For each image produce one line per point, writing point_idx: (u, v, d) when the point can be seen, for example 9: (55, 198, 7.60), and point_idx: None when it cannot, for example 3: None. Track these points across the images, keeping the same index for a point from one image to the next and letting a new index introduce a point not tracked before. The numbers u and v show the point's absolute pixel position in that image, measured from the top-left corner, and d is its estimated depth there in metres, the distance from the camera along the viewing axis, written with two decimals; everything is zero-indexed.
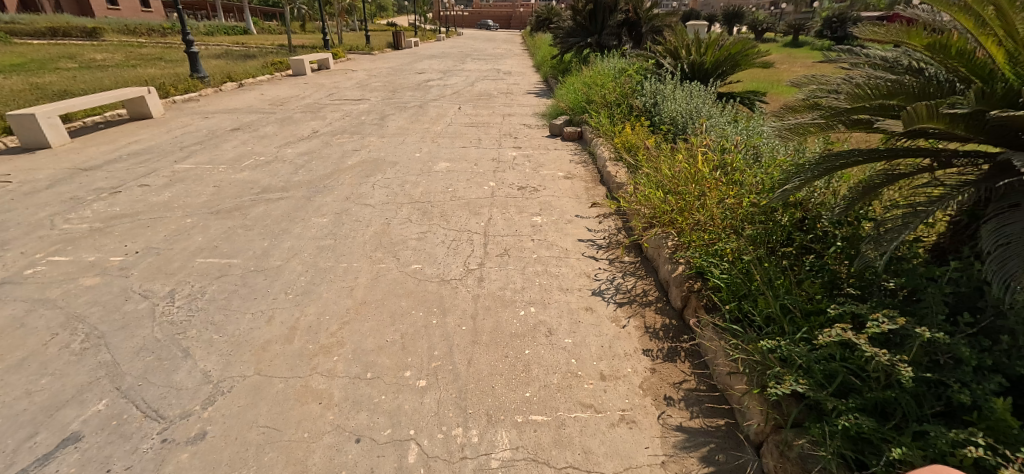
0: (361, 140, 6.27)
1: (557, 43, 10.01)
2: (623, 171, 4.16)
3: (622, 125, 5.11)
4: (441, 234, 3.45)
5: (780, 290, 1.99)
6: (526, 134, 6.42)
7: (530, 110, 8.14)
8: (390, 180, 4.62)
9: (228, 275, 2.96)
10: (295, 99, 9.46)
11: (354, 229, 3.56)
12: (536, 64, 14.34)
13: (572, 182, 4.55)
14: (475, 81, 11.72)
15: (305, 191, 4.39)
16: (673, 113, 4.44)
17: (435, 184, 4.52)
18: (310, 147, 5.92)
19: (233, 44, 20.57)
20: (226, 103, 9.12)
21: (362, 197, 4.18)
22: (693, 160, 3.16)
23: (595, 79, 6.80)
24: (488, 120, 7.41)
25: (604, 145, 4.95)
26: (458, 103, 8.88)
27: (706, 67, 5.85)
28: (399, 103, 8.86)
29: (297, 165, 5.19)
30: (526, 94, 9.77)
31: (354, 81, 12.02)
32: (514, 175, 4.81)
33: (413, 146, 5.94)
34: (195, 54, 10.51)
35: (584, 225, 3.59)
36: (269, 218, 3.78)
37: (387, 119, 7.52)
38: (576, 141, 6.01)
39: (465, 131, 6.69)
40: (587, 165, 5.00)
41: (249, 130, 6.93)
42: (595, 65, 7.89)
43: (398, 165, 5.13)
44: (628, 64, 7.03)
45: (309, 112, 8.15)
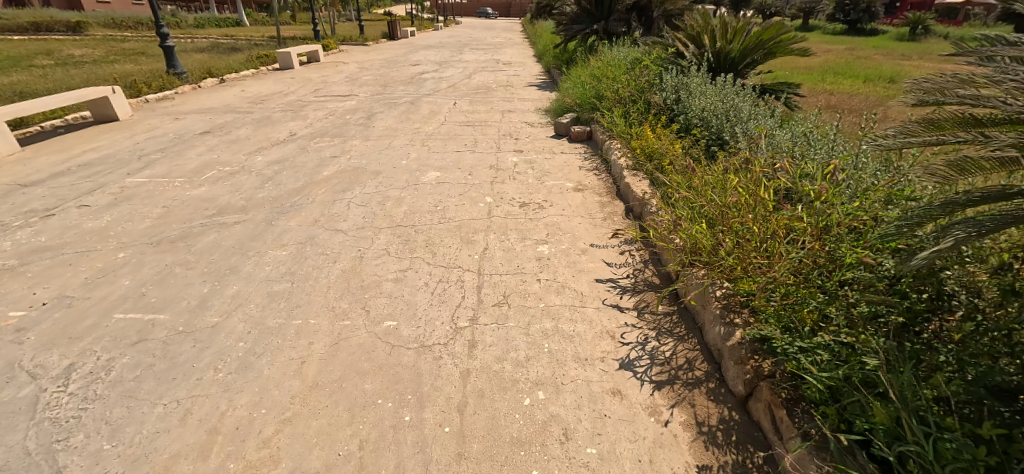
0: (343, 143, 5.57)
1: (561, 31, 9.20)
2: (646, 185, 3.48)
3: (642, 126, 4.41)
4: (424, 273, 2.77)
5: (922, 407, 1.31)
6: (528, 134, 5.70)
7: (532, 105, 7.41)
8: (368, 196, 3.92)
9: (146, 341, 2.29)
10: (277, 97, 8.73)
11: (318, 267, 2.88)
12: (537, 53, 13.57)
13: (584, 197, 3.85)
14: (473, 74, 10.93)
15: (267, 211, 3.71)
16: (704, 114, 3.75)
17: (422, 200, 3.82)
18: (285, 154, 5.22)
19: (222, 37, 19.72)
20: (202, 101, 8.42)
21: (334, 220, 3.50)
22: (744, 181, 2.48)
23: (605, 71, 6.05)
24: (486, 117, 6.67)
25: (619, 151, 4.26)
26: (454, 98, 8.16)
27: (733, 55, 5.11)
28: (389, 99, 8.14)
29: (265, 177, 4.50)
30: (528, 87, 8.98)
31: (344, 75, 11.23)
32: (515, 187, 4.10)
33: (400, 150, 5.23)
34: (171, 48, 9.75)
35: (602, 258, 2.92)
36: (217, 252, 3.10)
37: (375, 117, 6.81)
38: (585, 142, 5.30)
39: (460, 131, 5.98)
40: (600, 173, 4.30)
41: (220, 133, 6.24)
42: (605, 53, 7.10)
43: (381, 175, 4.44)
44: (642, 52, 6.26)
45: (290, 111, 7.42)
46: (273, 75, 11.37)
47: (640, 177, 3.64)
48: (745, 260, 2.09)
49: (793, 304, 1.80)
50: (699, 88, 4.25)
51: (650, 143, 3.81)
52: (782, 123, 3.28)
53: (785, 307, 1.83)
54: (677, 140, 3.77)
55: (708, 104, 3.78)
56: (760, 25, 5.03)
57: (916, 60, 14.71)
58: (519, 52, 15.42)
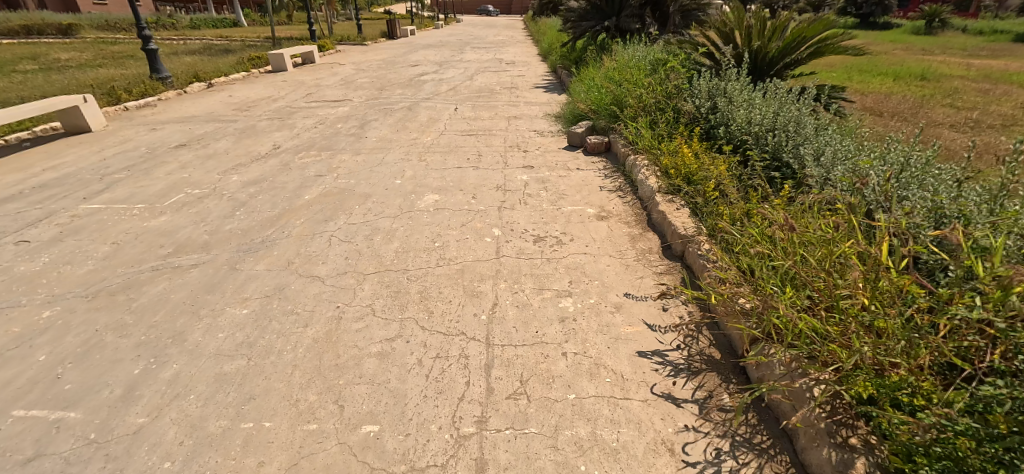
0: (330, 158, 4.94)
1: (568, 28, 8.54)
2: (687, 215, 2.91)
3: (673, 139, 3.83)
4: (416, 344, 2.17)
5: None
6: (537, 145, 5.08)
7: (540, 109, 6.78)
8: (354, 228, 3.31)
9: (42, 459, 1.71)
10: (265, 103, 8.12)
11: (283, 334, 2.28)
12: (542, 52, 12.93)
13: (610, 228, 3.22)
14: (474, 75, 10.28)
15: (232, 250, 3.11)
16: (757, 129, 3.12)
17: (418, 234, 3.20)
18: (264, 171, 4.61)
19: (216, 38, 19.10)
20: (184, 109, 7.83)
21: (310, 263, 2.89)
22: (844, 234, 1.86)
23: (621, 73, 5.43)
24: (491, 125, 6.02)
25: (647, 167, 3.68)
26: (454, 103, 7.54)
27: (772, 54, 4.45)
28: (385, 104, 7.53)
29: (237, 202, 3.89)
30: (534, 90, 8.33)
31: (338, 78, 10.59)
32: (528, 214, 3.47)
33: (394, 166, 4.60)
34: (153, 52, 9.13)
35: (641, 317, 2.31)
36: (162, 311, 2.51)
37: (368, 126, 6.20)
38: (603, 155, 4.67)
39: (462, 142, 5.36)
40: (625, 195, 3.69)
41: (197, 146, 5.65)
42: (620, 53, 6.46)
43: (370, 198, 3.83)
44: (662, 51, 5.63)
45: (277, 119, 6.80)
46: (263, 78, 10.74)
47: (676, 203, 3.08)
48: (855, 345, 1.53)
49: (948, 429, 1.24)
50: (740, 94, 3.66)
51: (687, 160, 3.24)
52: (865, 145, 2.64)
53: (934, 431, 1.27)
54: (718, 159, 3.20)
55: (755, 114, 3.20)
56: (803, 20, 4.38)
57: (940, 55, 13.96)
58: (522, 51, 14.77)
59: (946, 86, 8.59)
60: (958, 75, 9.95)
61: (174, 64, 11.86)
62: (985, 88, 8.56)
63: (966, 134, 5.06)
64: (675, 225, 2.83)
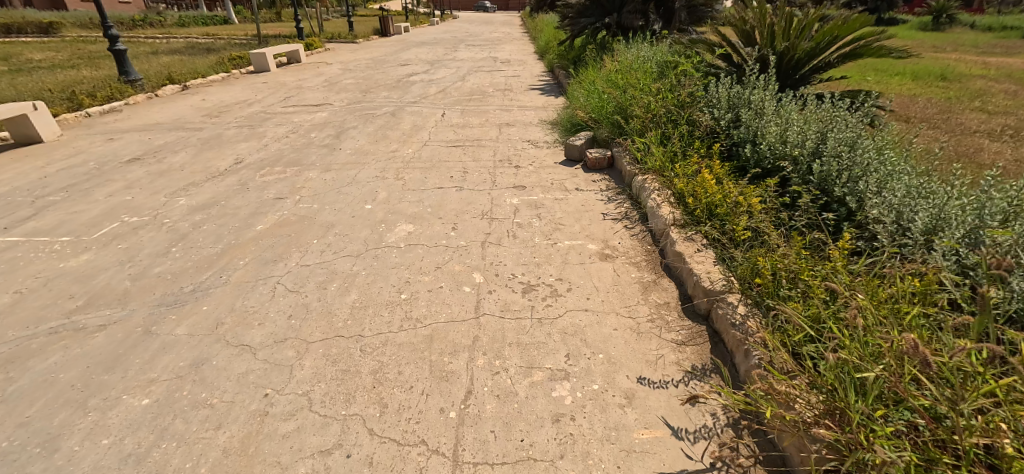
0: (296, 175, 4.35)
1: (566, 25, 7.93)
2: (713, 261, 2.37)
3: (689, 158, 3.29)
4: (358, 461, 1.60)
5: None
6: (531, 159, 4.50)
7: (535, 115, 6.19)
8: (305, 273, 2.73)
9: None
10: (239, 107, 7.51)
11: (184, 443, 1.71)
12: (538, 50, 12.32)
13: (617, 272, 2.65)
14: (466, 75, 9.66)
15: (153, 304, 2.54)
16: (797, 153, 2.56)
17: (382, 281, 2.62)
18: (219, 192, 4.03)
19: (202, 36, 18.43)
20: (151, 114, 7.23)
21: (243, 326, 2.32)
22: (968, 342, 1.30)
23: (625, 76, 4.86)
24: (480, 134, 5.42)
25: (660, 192, 3.14)
26: (442, 107, 6.93)
27: (799, 56, 3.86)
28: (367, 109, 6.93)
29: (176, 234, 3.31)
30: (529, 92, 7.71)
31: (322, 78, 9.97)
32: (518, 250, 2.88)
33: (367, 185, 4.00)
34: (122, 52, 8.51)
35: (659, 414, 1.75)
36: (41, 401, 1.95)
37: (345, 134, 5.60)
38: (605, 171, 4.11)
39: (446, 154, 4.77)
40: (633, 226, 3.13)
41: (152, 159, 5.07)
42: (622, 53, 5.87)
43: (332, 229, 3.25)
44: (669, 51, 5.06)
45: (247, 127, 6.20)
46: (243, 80, 10.11)
47: (698, 245, 2.53)
48: None
49: None
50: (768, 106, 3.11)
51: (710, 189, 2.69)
52: (945, 183, 2.09)
53: None
54: (747, 187, 2.66)
55: (792, 134, 2.66)
56: (834, 17, 3.80)
57: (953, 52, 13.38)
58: (518, 49, 14.15)
59: (969, 87, 8.01)
60: (979, 74, 9.37)
61: (150, 64, 11.23)
62: (1011, 89, 8.00)
63: (1012, 144, 4.49)
64: (700, 277, 2.29)
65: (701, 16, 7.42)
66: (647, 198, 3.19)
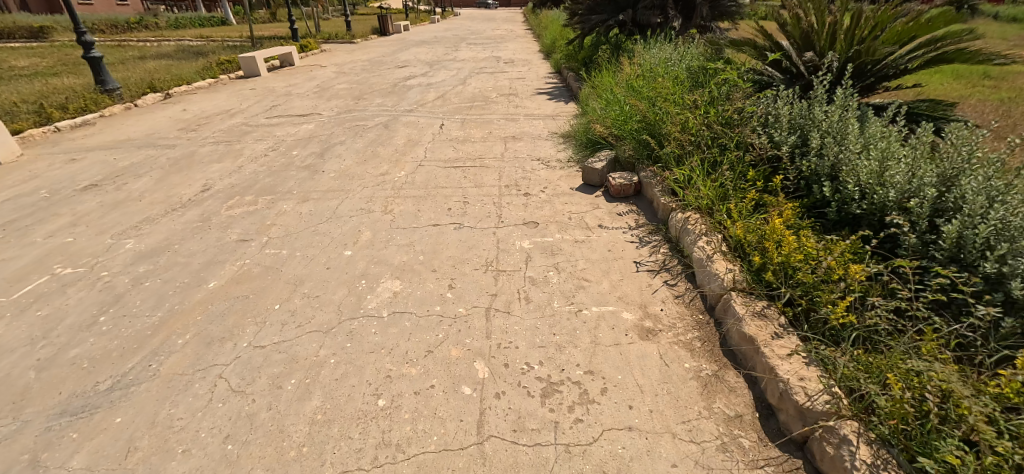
0: (268, 206, 3.72)
1: (576, 24, 7.25)
2: (802, 357, 1.73)
3: (743, 195, 2.65)
4: None
5: None
6: (542, 184, 3.85)
7: (544, 125, 5.53)
8: (257, 363, 2.10)
9: None
10: (220, 118, 6.89)
11: None
12: (544, 49, 11.65)
13: (664, 359, 2.01)
14: (467, 78, 8.97)
15: (56, 413, 1.93)
16: (910, 205, 1.90)
17: (355, 376, 1.98)
18: (175, 231, 3.41)
19: (196, 38, 17.81)
20: (124, 128, 6.62)
21: (162, 455, 1.70)
22: None
23: (649, 84, 4.18)
24: (483, 150, 4.75)
25: (710, 239, 2.49)
26: (441, 116, 6.29)
27: (869, 62, 3.16)
28: (358, 119, 6.29)
29: (111, 295, 2.70)
30: (536, 97, 7.02)
31: (314, 84, 9.34)
32: (532, 323, 2.24)
33: (348, 222, 3.36)
34: (97, 60, 7.91)
35: None
36: None
37: (330, 152, 4.97)
38: (631, 200, 3.46)
39: (444, 176, 4.13)
40: (677, 284, 2.48)
41: (111, 185, 4.46)
42: (642, 56, 5.19)
43: (299, 289, 2.61)
44: (698, 56, 4.39)
45: (224, 143, 5.58)
46: (230, 86, 9.47)
47: (774, 328, 1.89)
48: None
49: None
50: (846, 131, 2.46)
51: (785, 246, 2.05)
52: None
53: None
54: (838, 245, 2.01)
55: (895, 173, 2.02)
56: (914, 12, 3.10)
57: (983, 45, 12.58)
58: (522, 48, 13.46)
59: None
60: None
61: (135, 70, 10.62)
62: None
63: None
64: (790, 386, 1.63)
65: (724, 11, 6.80)
66: (692, 246, 2.54)
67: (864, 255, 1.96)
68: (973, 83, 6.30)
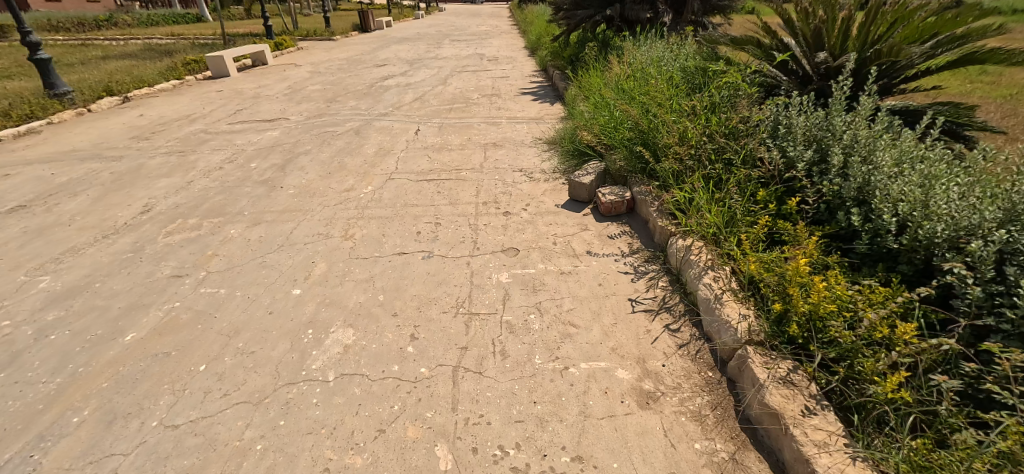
0: (212, 232, 3.26)
1: (561, 18, 6.84)
2: (846, 446, 1.37)
3: (754, 220, 2.30)
4: None
5: None
6: (524, 200, 3.45)
7: (528, 130, 5.13)
8: (165, 452, 1.68)
9: None
10: (178, 123, 6.37)
11: None
12: (529, 45, 11.22)
13: (669, 438, 1.63)
14: (447, 78, 8.51)
15: None
16: (968, 248, 1.57)
17: (283, 472, 1.57)
18: (100, 265, 2.95)
19: (166, 37, 17.01)
20: (70, 136, 6.07)
21: None
22: None
23: (640, 86, 3.81)
24: (461, 159, 4.32)
25: (717, 275, 2.14)
26: (417, 119, 5.85)
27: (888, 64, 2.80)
28: (327, 124, 5.82)
29: (5, 353, 2.24)
30: (520, 98, 6.60)
31: (285, 85, 8.82)
32: (508, 388, 1.84)
33: (301, 251, 2.92)
34: (45, 61, 7.33)
35: None
36: None
37: (292, 162, 4.52)
38: (623, 219, 3.08)
39: (415, 191, 3.70)
40: (681, 329, 2.11)
41: (40, 206, 3.97)
42: (631, 54, 4.80)
43: (232, 342, 2.19)
44: (692, 56, 4.03)
45: (178, 153, 5.08)
46: (195, 88, 8.88)
47: (805, 400, 1.53)
48: None
49: None
50: (874, 147, 2.12)
51: (813, 293, 1.70)
52: None
53: None
54: (876, 293, 1.68)
55: (943, 206, 1.68)
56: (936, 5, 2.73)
57: None
58: (507, 44, 13.05)
59: None
60: None
61: (93, 72, 9.96)
62: None
63: None
64: None
65: (716, 6, 6.44)
66: (696, 283, 2.18)
67: (909, 307, 1.63)
68: (975, 79, 6.04)
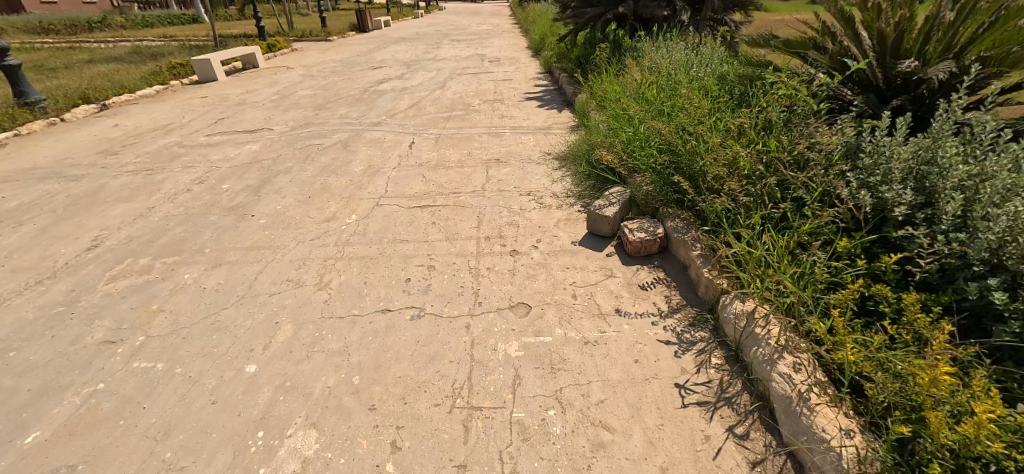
0: (163, 277, 2.74)
1: (568, 16, 6.30)
2: None
3: (839, 281, 1.78)
4: None
5: None
6: (534, 233, 2.91)
7: (535, 142, 4.59)
8: None
9: None
10: (153, 135, 5.86)
11: None
12: (533, 45, 10.67)
13: None
14: (446, 81, 7.98)
15: None
16: None
17: None
18: (22, 323, 2.44)
19: (158, 38, 16.47)
20: (34, 150, 5.56)
21: None
22: None
23: (668, 97, 3.27)
24: (460, 179, 3.79)
25: (796, 362, 1.61)
26: (412, 129, 5.32)
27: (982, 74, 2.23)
28: (313, 135, 5.30)
29: None
30: (525, 104, 6.06)
31: (274, 89, 8.30)
32: None
33: (264, 306, 2.40)
34: (15, 68, 6.84)
35: None
36: None
37: (269, 183, 3.99)
38: (655, 261, 2.55)
39: (405, 220, 3.16)
40: (750, 435, 1.58)
41: None
42: (650, 57, 4.25)
43: (157, 450, 1.67)
44: (724, 63, 3.51)
45: (145, 171, 4.56)
46: (178, 94, 8.35)
47: None
48: None
49: None
50: (1009, 192, 1.60)
51: (968, 422, 1.17)
52: None
53: None
54: None
55: None
56: None
57: None
58: (509, 44, 12.51)
59: None
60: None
61: (74, 77, 9.46)
62: None
63: None
64: None
65: (737, 2, 5.89)
66: (768, 369, 1.65)
67: None
68: None
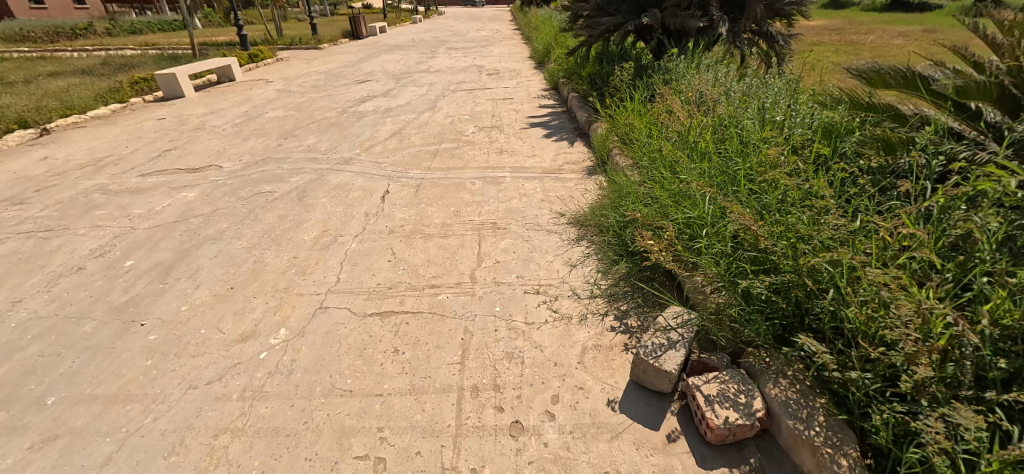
0: None
1: (580, 27, 5.31)
2: None
3: None
4: None
5: None
6: (548, 377, 1.88)
7: (543, 193, 3.58)
8: None
9: None
10: (80, 172, 4.86)
11: None
12: (536, 55, 9.68)
13: None
14: (438, 99, 6.99)
15: None
16: None
17: None
18: None
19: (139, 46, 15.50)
20: None
21: None
22: None
23: (743, 161, 2.27)
24: (442, 258, 2.77)
25: None
26: (389, 169, 4.31)
27: None
28: (267, 177, 4.30)
29: None
30: (528, 133, 5.05)
31: (245, 108, 7.33)
32: None
33: None
34: None
35: None
36: None
37: (186, 258, 2.98)
38: (753, 460, 1.51)
39: (355, 341, 2.13)
40: None
41: None
42: (695, 86, 3.24)
43: None
44: (811, 105, 2.52)
45: (42, 233, 3.55)
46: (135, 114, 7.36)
47: None
48: None
49: None
50: None
51: None
52: None
53: None
54: None
55: None
56: None
57: None
58: (510, 52, 11.54)
59: None
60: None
61: (28, 93, 8.49)
62: None
63: None
64: None
65: (783, 12, 4.88)
66: None
67: None
68: None
